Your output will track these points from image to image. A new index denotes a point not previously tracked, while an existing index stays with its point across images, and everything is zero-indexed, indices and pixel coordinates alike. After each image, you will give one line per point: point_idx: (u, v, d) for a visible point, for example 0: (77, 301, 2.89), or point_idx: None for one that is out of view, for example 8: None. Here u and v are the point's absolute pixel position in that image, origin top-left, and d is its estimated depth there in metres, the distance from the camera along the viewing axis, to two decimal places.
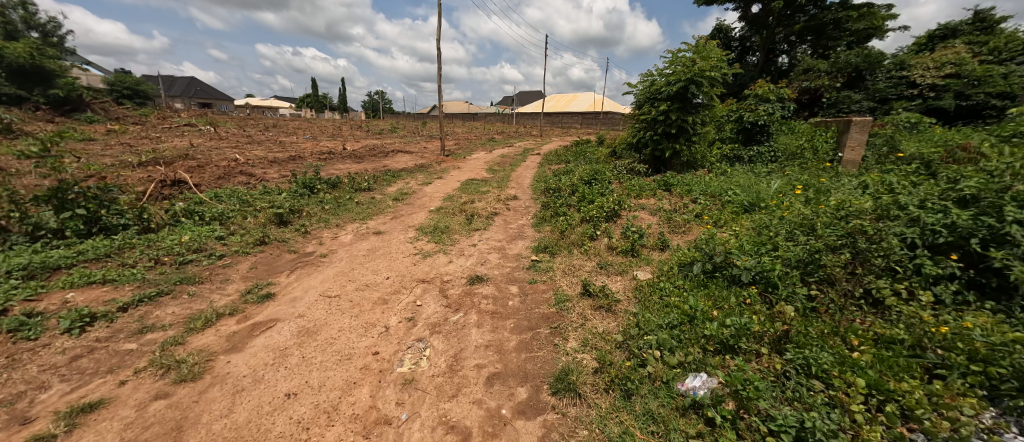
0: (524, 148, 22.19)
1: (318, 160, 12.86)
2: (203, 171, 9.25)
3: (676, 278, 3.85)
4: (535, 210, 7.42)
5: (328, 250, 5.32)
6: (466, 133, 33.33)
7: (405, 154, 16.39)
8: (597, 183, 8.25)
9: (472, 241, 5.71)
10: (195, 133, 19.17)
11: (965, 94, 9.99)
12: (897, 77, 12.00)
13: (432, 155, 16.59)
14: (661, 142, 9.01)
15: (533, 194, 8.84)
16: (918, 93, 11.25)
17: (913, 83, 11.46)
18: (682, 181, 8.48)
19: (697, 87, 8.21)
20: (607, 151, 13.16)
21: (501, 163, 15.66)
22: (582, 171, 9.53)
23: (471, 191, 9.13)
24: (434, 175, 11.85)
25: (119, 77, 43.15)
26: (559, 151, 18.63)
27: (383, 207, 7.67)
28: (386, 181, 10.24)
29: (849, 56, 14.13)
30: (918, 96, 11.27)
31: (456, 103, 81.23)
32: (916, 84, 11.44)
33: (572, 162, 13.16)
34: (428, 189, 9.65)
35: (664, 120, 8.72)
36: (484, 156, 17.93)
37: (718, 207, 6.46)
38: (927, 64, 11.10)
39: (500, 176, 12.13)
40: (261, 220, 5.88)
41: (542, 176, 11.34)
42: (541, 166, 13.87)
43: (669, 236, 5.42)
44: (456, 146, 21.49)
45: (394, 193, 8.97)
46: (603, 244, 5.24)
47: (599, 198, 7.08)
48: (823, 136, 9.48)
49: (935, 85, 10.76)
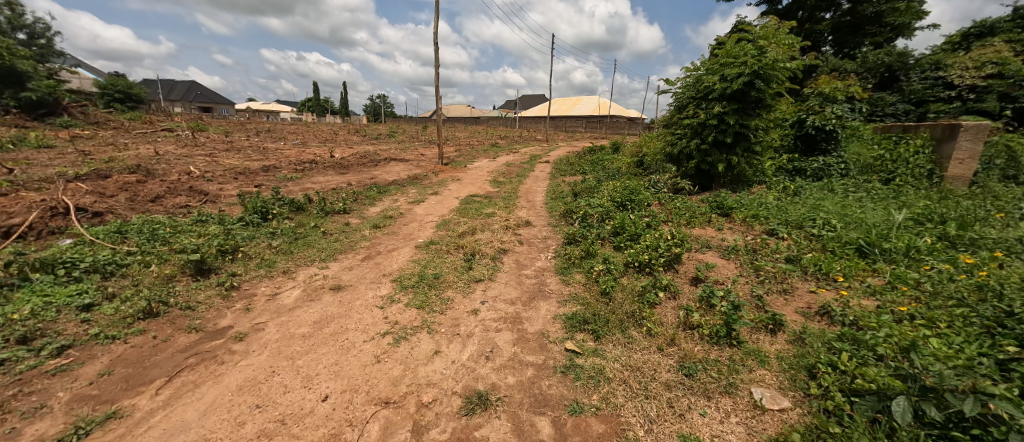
0: (531, 154, 20.40)
1: (296, 171, 11.11)
2: (141, 188, 7.47)
3: (866, 436, 1.98)
4: (557, 246, 5.59)
5: (251, 325, 3.47)
6: (468, 137, 31.66)
7: (399, 163, 14.60)
8: (635, 206, 6.44)
9: (472, 306, 3.86)
10: (170, 139, 17.47)
11: (1012, 96, 8.27)
12: (932, 77, 9.95)
13: (429, 164, 14.78)
14: (710, 153, 7.19)
15: (550, 219, 7.04)
16: (956, 94, 9.24)
17: (951, 85, 9.49)
18: (741, 203, 6.66)
19: (763, 84, 6.39)
20: (633, 161, 11.33)
21: (507, 174, 13.83)
22: (610, 186, 7.74)
23: (471, 214, 7.31)
24: (429, 190, 10.04)
25: (111, 80, 41.90)
26: (570, 159, 16.74)
27: (355, 240, 5.86)
28: (368, 200, 8.42)
29: (878, 54, 11.80)
30: (956, 99, 9.27)
31: (459, 107, 79.97)
32: (954, 86, 9.46)
33: (591, 174, 11.32)
34: (418, 211, 7.81)
35: (717, 124, 6.93)
36: (487, 164, 16.16)
37: (818, 248, 4.61)
38: (965, 64, 9.17)
39: (507, 191, 10.31)
40: (167, 271, 4.07)
41: (558, 192, 9.51)
42: (553, 178, 12.04)
43: (771, 301, 3.58)
44: (457, 152, 19.73)
45: (374, 218, 7.15)
46: (674, 319, 3.38)
47: (645, 230, 5.24)
48: (908, 146, 7.64)
49: (975, 87, 8.91)
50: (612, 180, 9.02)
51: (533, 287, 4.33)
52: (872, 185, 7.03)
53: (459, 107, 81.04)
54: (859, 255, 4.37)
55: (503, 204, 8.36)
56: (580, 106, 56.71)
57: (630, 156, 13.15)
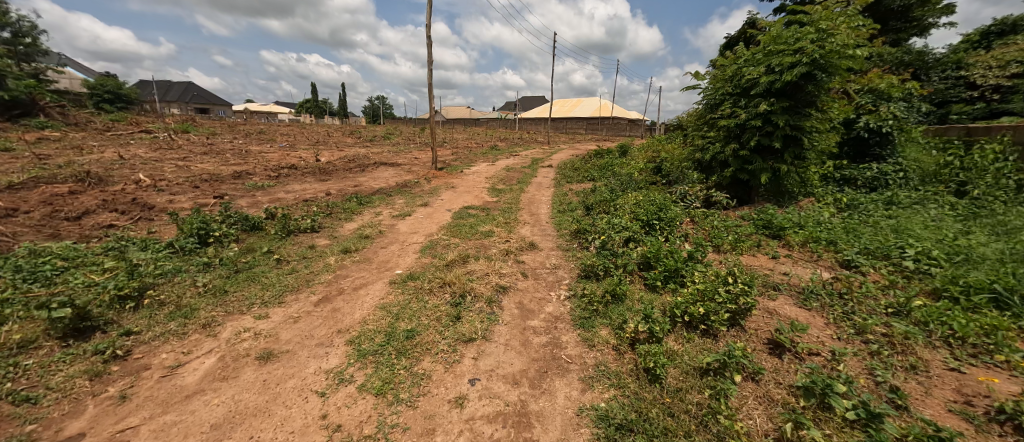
0: (533, 158, 19.21)
1: (270, 177, 9.89)
2: (69, 202, 6.26)
3: None
4: (573, 282, 4.37)
5: (111, 435, 2.25)
6: (466, 139, 30.52)
7: (390, 168, 13.39)
8: (666, 227, 5.24)
9: (456, 391, 2.62)
10: (145, 141, 16.25)
11: None
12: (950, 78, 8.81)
13: (421, 169, 13.55)
14: (751, 160, 5.99)
15: (559, 240, 5.83)
16: (979, 94, 8.05)
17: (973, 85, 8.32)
18: (793, 221, 5.46)
19: (823, 77, 5.20)
20: (649, 167, 10.12)
21: (507, 180, 12.62)
22: (630, 198, 6.53)
23: (465, 233, 6.11)
24: (418, 201, 8.82)
25: (101, 80, 40.78)
26: (575, 163, 15.51)
27: (316, 271, 4.64)
28: (345, 214, 7.20)
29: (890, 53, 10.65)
30: (979, 100, 8.10)
31: (458, 109, 79.11)
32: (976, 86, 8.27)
33: (602, 182, 10.09)
34: (402, 228, 6.58)
35: (761, 126, 5.74)
36: (485, 169, 14.98)
37: (933, 296, 3.39)
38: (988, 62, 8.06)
39: (507, 201, 9.08)
40: (22, 335, 2.85)
41: (566, 203, 8.30)
42: (558, 186, 10.82)
43: (909, 394, 2.36)
44: (453, 156, 18.55)
45: (348, 238, 5.92)
46: (770, 429, 2.16)
47: (688, 262, 4.02)
48: (984, 153, 6.44)
49: (999, 86, 7.76)
50: (629, 191, 7.81)
51: (545, 352, 3.11)
52: (946, 200, 5.85)
53: (458, 108, 80.09)
54: (996, 308, 3.15)
55: (504, 219, 7.14)
56: (581, 107, 55.57)
57: (643, 161, 11.94)
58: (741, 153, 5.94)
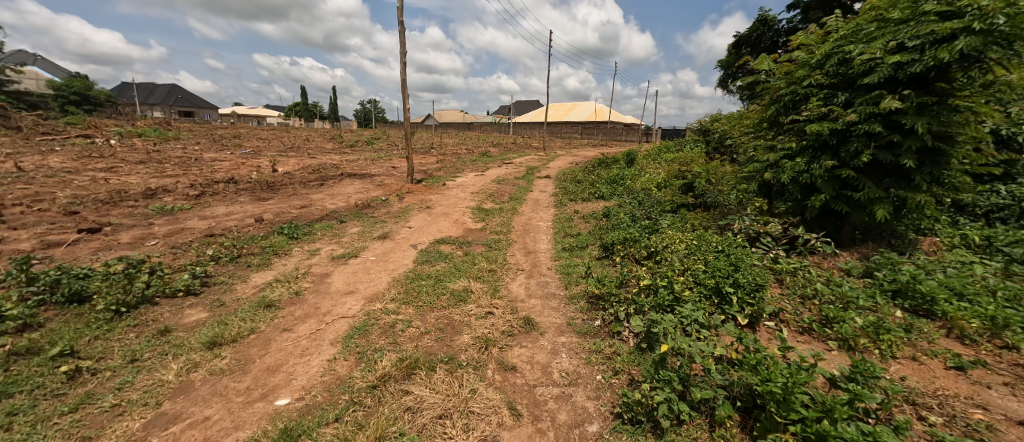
0: (528, 167, 17.18)
1: (190, 196, 7.69)
2: None
3: None
4: (611, 431, 2.29)
5: None
6: (457, 145, 28.55)
7: (357, 181, 11.20)
8: (750, 298, 3.20)
9: None
10: (75, 148, 13.92)
11: None
12: None
13: (395, 182, 11.42)
14: (859, 185, 4.00)
15: (572, 310, 3.77)
16: None
17: None
18: (943, 282, 3.45)
19: (996, 55, 3.24)
20: (675, 185, 8.08)
21: (497, 195, 10.54)
22: (672, 236, 4.49)
23: (425, 297, 4.00)
24: (377, 230, 6.68)
25: (68, 81, 38.32)
26: (576, 174, 13.48)
27: (126, 402, 2.49)
28: (260, 256, 5.04)
29: None
30: None
31: (451, 112, 77.17)
32: None
33: (616, 204, 8.01)
34: (336, 283, 4.44)
35: (878, 133, 3.77)
36: (473, 181, 12.93)
37: None
38: None
39: (494, 229, 6.99)
40: None
41: (572, 235, 6.23)
42: (559, 205, 8.71)
43: None
44: (438, 164, 16.49)
45: (240, 309, 3.78)
46: None
47: (853, 413, 1.96)
48: None
49: None
50: (659, 222, 5.77)
51: None
52: None
53: (450, 111, 78.11)
54: None
55: (488, 264, 5.03)
56: (576, 111, 53.79)
57: (662, 175, 9.94)
58: (843, 173, 3.97)
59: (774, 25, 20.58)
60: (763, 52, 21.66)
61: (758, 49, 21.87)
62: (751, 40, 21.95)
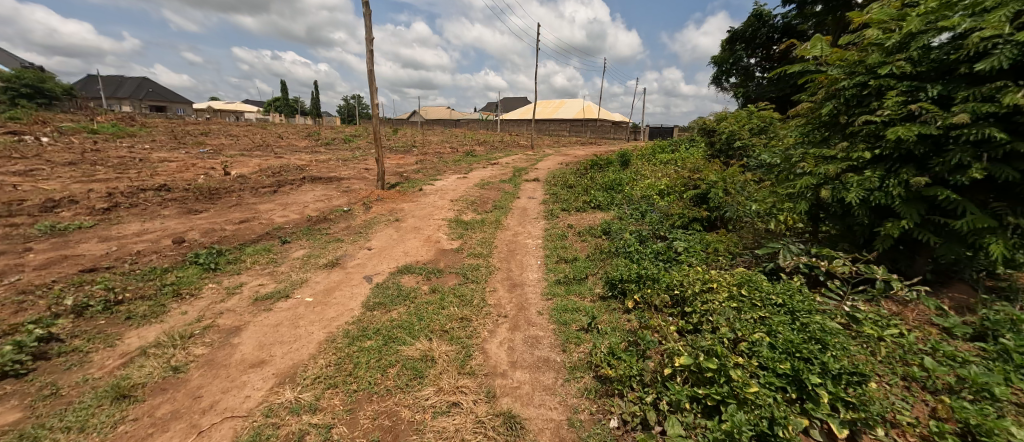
0: (515, 168, 16.01)
1: (99, 209, 6.27)
2: None
3: None
4: None
5: None
6: (440, 143, 27.18)
7: (319, 186, 9.82)
8: (849, 395, 2.08)
9: None
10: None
11: None
12: None
13: (363, 187, 10.07)
14: (957, 209, 2.95)
15: (574, 394, 2.63)
16: None
17: None
18: None
19: None
20: (684, 195, 7.00)
21: (479, 203, 9.34)
22: (703, 274, 3.38)
23: (363, 373, 2.78)
24: (327, 254, 5.39)
25: (17, 71, 35.43)
26: (567, 177, 12.38)
27: None
28: (151, 301, 3.73)
29: None
30: None
31: (436, 108, 75.40)
32: None
33: (617, 218, 6.87)
34: (244, 346, 3.17)
35: (993, 139, 2.72)
36: (454, 185, 11.70)
37: None
38: None
39: (473, 250, 5.78)
40: None
41: (568, 261, 5.08)
42: (551, 217, 7.55)
43: None
44: (418, 166, 15.19)
45: (76, 402, 2.51)
46: None
47: None
48: None
49: None
50: (676, 248, 4.66)
51: None
52: None
53: (435, 108, 76.34)
54: None
55: (461, 308, 3.83)
56: (564, 108, 52.82)
57: (664, 181, 8.86)
58: (938, 194, 2.92)
59: (769, 19, 19.79)
60: (758, 49, 20.89)
61: (753, 45, 21.09)
62: (746, 36, 21.15)
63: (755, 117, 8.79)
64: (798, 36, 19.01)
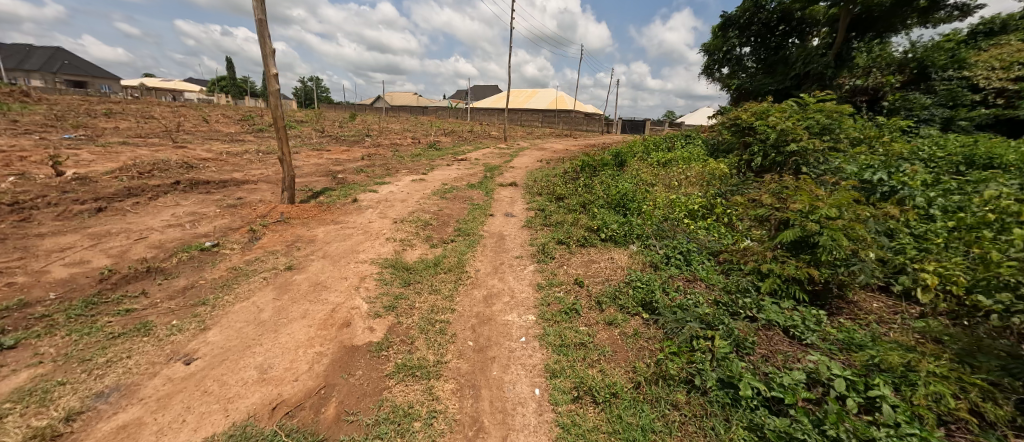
0: (487, 166, 13.25)
1: None
2: None
3: None
4: None
5: None
6: (402, 133, 23.88)
7: (192, 197, 6.57)
8: None
9: None
10: None
11: None
12: None
13: (264, 198, 6.91)
14: None
15: None
16: None
17: None
18: None
19: None
20: (751, 231, 4.56)
21: (435, 222, 6.58)
22: None
23: None
24: (68, 388, 2.43)
25: None
26: (554, 181, 9.83)
27: None
28: None
29: None
30: None
31: (403, 94, 70.71)
32: None
33: (653, 270, 4.30)
34: None
35: None
36: (406, 192, 8.82)
37: None
38: None
39: (409, 353, 3.01)
40: None
41: (598, 402, 2.45)
42: (542, 259, 4.87)
43: None
44: (365, 163, 12.10)
45: None
46: None
47: None
48: None
49: None
50: (842, 392, 2.15)
51: None
52: None
53: (401, 94, 71.41)
54: None
55: None
56: (537, 97, 50.30)
57: (696, 199, 6.41)
58: None
59: (766, 4, 17.85)
60: (752, 37, 19.05)
61: (747, 32, 19.16)
62: (740, 22, 19.17)
63: (812, 111, 6.46)
64: (795, 23, 17.42)
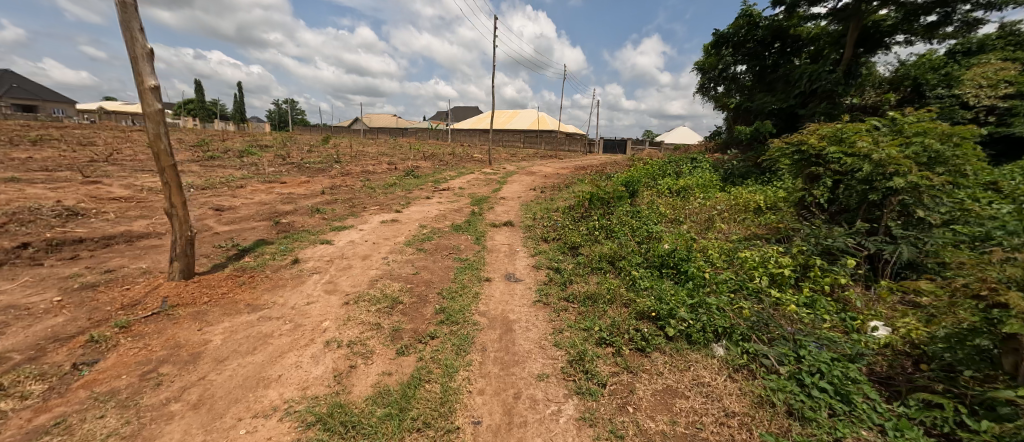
0: (472, 197, 11.35)
1: None
2: None
3: None
4: None
5: None
6: (376, 157, 21.85)
7: (29, 274, 4.28)
8: None
9: None
10: None
11: None
12: None
13: (153, 268, 4.69)
14: None
15: None
16: None
17: None
18: None
19: None
20: (938, 337, 2.70)
21: (405, 298, 4.52)
22: None
23: None
24: None
25: None
26: (558, 220, 7.99)
27: None
28: None
29: None
30: None
31: (380, 116, 68.98)
32: None
33: (801, 428, 2.37)
34: None
35: None
36: (371, 240, 6.74)
37: None
38: None
39: None
40: None
41: None
42: (585, 389, 2.87)
43: None
44: (325, 197, 9.99)
45: None
46: None
47: None
48: None
49: None
50: None
51: None
52: None
53: (379, 116, 69.67)
54: None
55: None
56: (520, 118, 49.40)
57: (774, 256, 4.60)
58: None
59: (760, 21, 17.06)
60: (746, 55, 18.24)
61: (741, 50, 18.35)
62: (734, 39, 18.37)
63: (911, 134, 4.86)
64: (791, 41, 16.65)
